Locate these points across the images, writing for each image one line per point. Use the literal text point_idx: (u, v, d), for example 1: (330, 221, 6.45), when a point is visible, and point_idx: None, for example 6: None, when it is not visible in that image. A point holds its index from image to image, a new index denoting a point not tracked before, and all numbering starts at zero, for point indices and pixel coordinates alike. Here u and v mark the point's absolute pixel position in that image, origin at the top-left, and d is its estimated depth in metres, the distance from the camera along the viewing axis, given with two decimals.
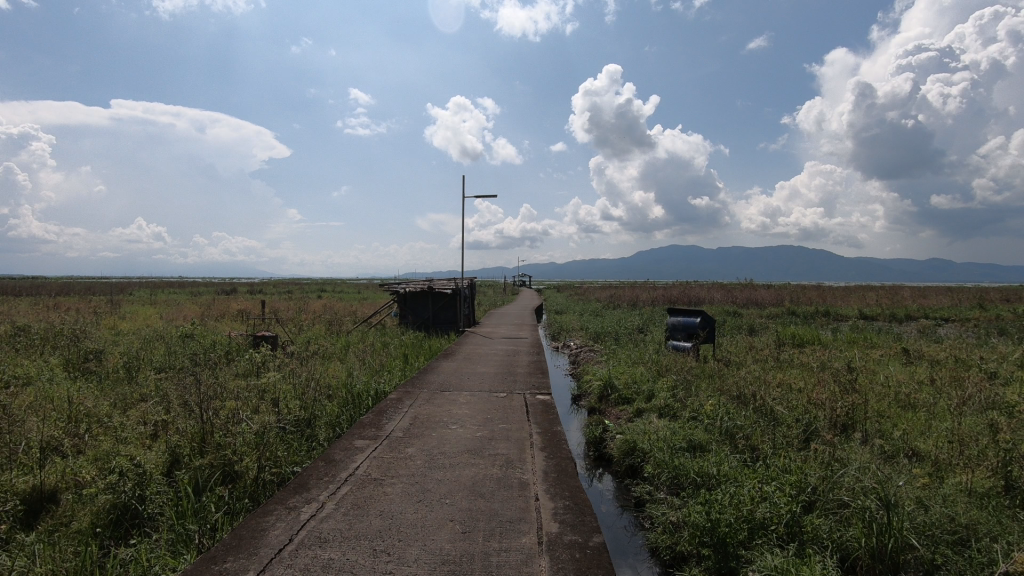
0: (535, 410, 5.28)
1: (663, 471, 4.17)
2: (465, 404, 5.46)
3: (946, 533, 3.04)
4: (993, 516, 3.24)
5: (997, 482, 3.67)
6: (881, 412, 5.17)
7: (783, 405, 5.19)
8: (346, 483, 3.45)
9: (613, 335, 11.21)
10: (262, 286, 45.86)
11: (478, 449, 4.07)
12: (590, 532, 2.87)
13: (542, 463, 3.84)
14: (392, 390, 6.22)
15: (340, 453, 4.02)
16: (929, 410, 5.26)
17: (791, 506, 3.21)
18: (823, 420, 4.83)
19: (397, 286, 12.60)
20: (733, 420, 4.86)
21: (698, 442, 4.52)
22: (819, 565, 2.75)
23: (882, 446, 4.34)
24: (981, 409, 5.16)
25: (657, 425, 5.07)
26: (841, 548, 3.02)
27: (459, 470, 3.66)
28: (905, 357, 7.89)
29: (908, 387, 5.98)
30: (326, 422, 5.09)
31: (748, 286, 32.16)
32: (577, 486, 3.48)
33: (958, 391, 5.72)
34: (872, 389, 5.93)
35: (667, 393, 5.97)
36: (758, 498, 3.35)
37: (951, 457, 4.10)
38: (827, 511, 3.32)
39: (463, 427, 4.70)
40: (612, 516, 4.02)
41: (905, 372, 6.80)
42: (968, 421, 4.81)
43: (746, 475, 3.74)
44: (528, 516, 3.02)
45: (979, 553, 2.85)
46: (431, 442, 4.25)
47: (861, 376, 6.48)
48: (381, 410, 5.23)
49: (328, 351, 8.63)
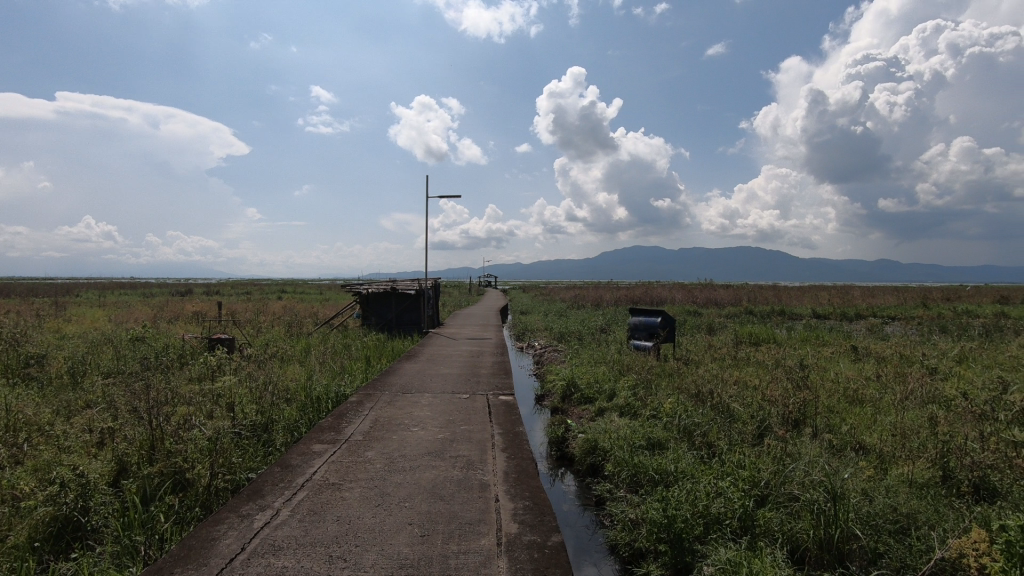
0: (497, 411, 5.28)
1: (623, 470, 4.22)
2: (427, 406, 5.43)
3: (888, 523, 3.19)
4: (931, 504, 3.42)
5: (936, 473, 3.86)
6: (830, 408, 5.37)
7: (738, 403, 5.33)
8: (302, 488, 3.37)
9: (576, 335, 11.29)
10: (221, 287, 45.70)
11: (439, 451, 4.05)
12: (548, 532, 2.89)
13: (503, 464, 3.85)
14: (352, 392, 6.11)
15: (297, 458, 3.93)
16: (875, 404, 5.50)
17: (744, 501, 3.31)
18: (776, 416, 4.98)
19: (360, 287, 12.42)
20: (691, 418, 4.96)
21: (657, 440, 4.59)
22: (769, 557, 2.84)
23: (831, 440, 4.51)
24: (922, 403, 5.42)
25: (618, 424, 5.14)
26: (791, 540, 3.12)
27: (419, 473, 3.63)
28: (854, 354, 8.23)
29: (855, 384, 6.21)
30: (284, 426, 4.97)
31: (708, 286, 33.27)
32: (537, 485, 3.51)
33: (901, 386, 6.00)
34: (823, 385, 6.15)
35: (628, 392, 6.07)
36: (713, 493, 3.45)
37: (894, 450, 4.28)
38: (779, 504, 3.43)
39: (424, 429, 4.66)
40: (574, 515, 4.04)
41: (854, 369, 7.08)
42: (910, 415, 5.04)
43: (702, 471, 3.84)
44: (487, 517, 3.02)
45: (918, 542, 3.00)
46: (391, 445, 4.20)
47: (812, 374, 6.70)
48: (341, 413, 5.15)
49: (287, 354, 8.44)
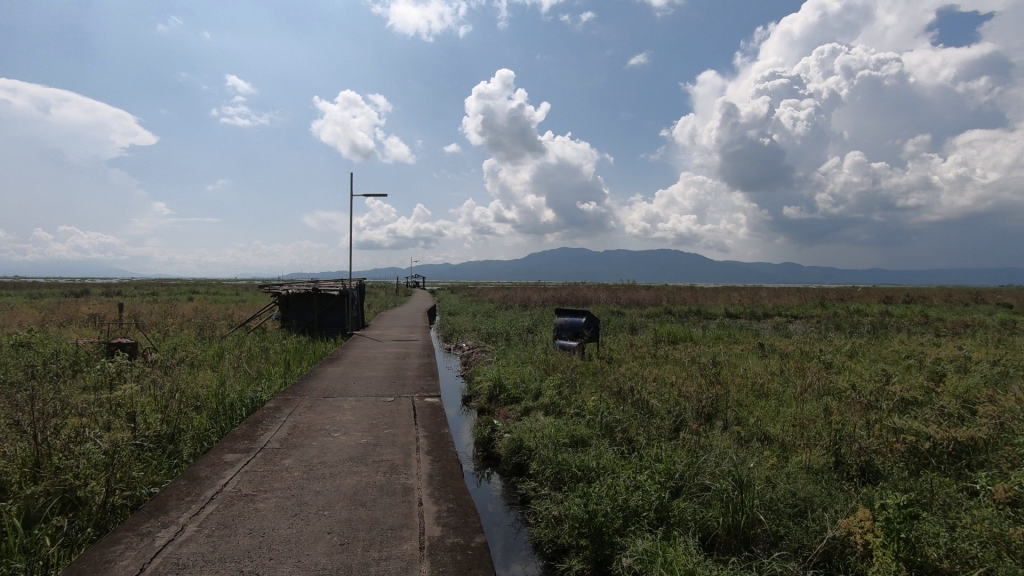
0: (423, 414, 5.22)
1: (547, 467, 4.29)
2: (349, 410, 5.27)
3: (788, 507, 3.44)
4: (825, 488, 3.73)
5: (829, 459, 4.20)
6: (740, 401, 5.72)
7: (657, 399, 5.57)
8: (210, 502, 3.18)
9: (503, 336, 11.36)
10: (124, 287, 42.55)
11: (361, 457, 3.95)
12: (472, 533, 2.90)
13: (427, 467, 3.81)
14: (269, 398, 5.83)
15: (207, 469, 3.70)
16: (778, 397, 5.93)
17: (661, 493, 3.46)
18: (690, 411, 5.25)
19: (278, 287, 11.88)
20: (612, 414, 5.13)
21: (580, 437, 4.71)
22: (682, 545, 2.98)
23: (740, 432, 4.81)
24: (819, 395, 5.90)
25: (543, 423, 5.22)
26: (703, 528, 3.29)
27: (340, 479, 3.52)
28: (761, 350, 8.83)
29: (761, 378, 6.66)
30: (192, 436, 4.66)
31: (629, 287, 34.86)
32: (461, 488, 3.50)
33: (801, 379, 6.50)
34: (733, 381, 6.54)
35: (553, 391, 6.19)
36: (632, 487, 3.58)
37: (794, 439, 4.62)
38: (692, 494, 3.61)
39: (346, 434, 4.53)
40: (499, 515, 4.06)
41: (760, 364, 7.59)
42: (808, 406, 5.48)
43: (622, 466, 3.98)
44: (410, 521, 2.98)
45: (813, 523, 3.27)
46: (311, 452, 4.05)
47: (724, 370, 7.13)
48: (257, 419, 4.89)
49: (198, 358, 7.94)
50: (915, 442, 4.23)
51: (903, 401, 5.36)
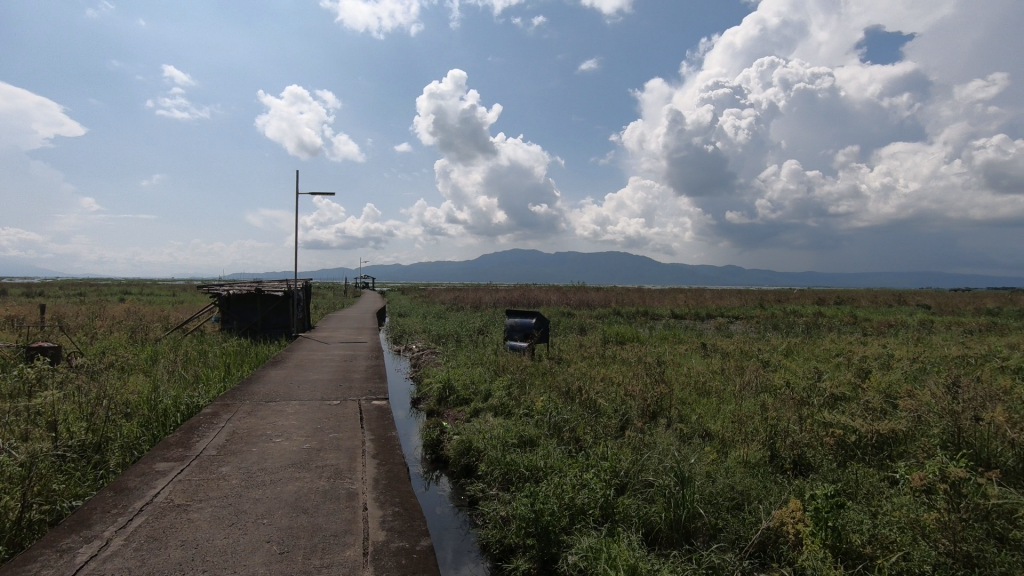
0: (370, 417, 5.12)
1: (496, 468, 4.30)
2: (293, 415, 5.11)
3: (727, 500, 3.58)
4: (761, 481, 3.89)
5: (766, 453, 4.39)
6: (683, 399, 5.90)
7: (604, 398, 5.67)
8: (139, 513, 3.01)
9: (454, 337, 11.30)
10: (49, 286, 40.17)
11: (304, 462, 3.84)
12: (417, 536, 2.88)
13: (373, 471, 3.74)
14: (207, 403, 5.58)
15: (136, 479, 3.51)
16: (719, 394, 6.15)
17: (606, 490, 3.52)
18: (636, 409, 5.38)
19: (218, 288, 11.38)
20: (560, 414, 5.18)
21: (528, 437, 4.74)
22: (626, 541, 3.05)
23: (682, 429, 4.97)
24: (756, 391, 6.16)
25: (492, 424, 5.23)
26: (646, 523, 3.37)
27: (281, 486, 3.41)
28: (703, 350, 9.13)
29: (703, 377, 6.89)
30: (121, 444, 4.40)
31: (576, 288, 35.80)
32: (407, 491, 3.46)
33: (740, 377, 6.77)
34: (677, 379, 6.75)
35: (503, 391, 6.21)
36: (578, 485, 3.63)
37: (733, 435, 4.80)
38: (636, 491, 3.69)
39: (289, 439, 4.39)
40: (447, 517, 4.04)
41: (702, 363, 7.86)
42: (746, 403, 5.71)
43: (569, 464, 4.04)
44: (354, 527, 2.92)
45: (749, 515, 3.41)
46: (250, 458, 3.91)
47: (668, 369, 7.33)
48: (192, 426, 4.67)
49: (129, 363, 7.50)
50: (843, 435, 4.48)
51: (833, 397, 5.67)
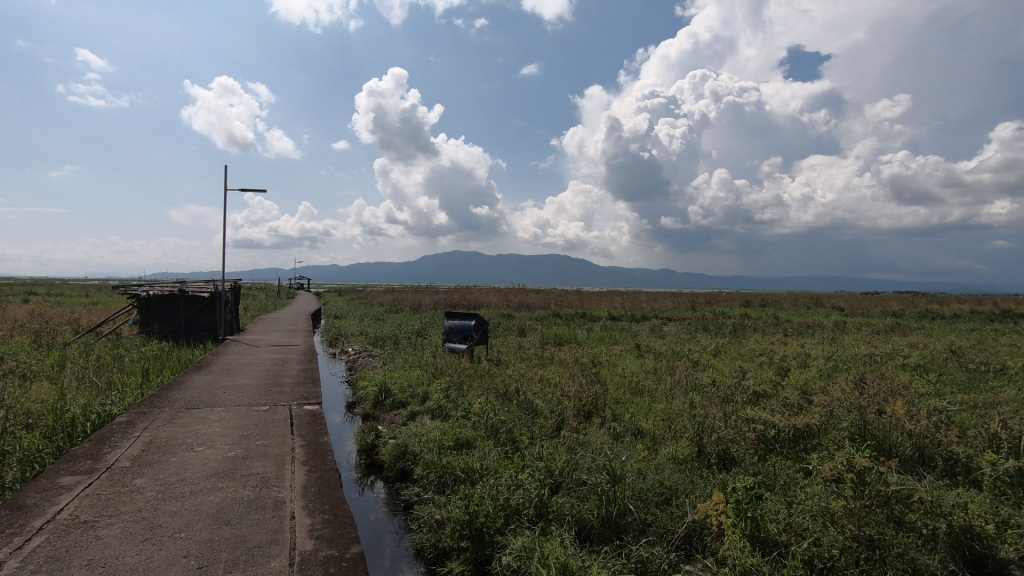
0: (300, 423, 4.94)
1: (431, 472, 4.26)
2: (217, 422, 4.86)
3: (656, 495, 3.71)
4: (688, 476, 4.05)
5: (694, 449, 4.57)
6: (617, 399, 6.06)
7: (540, 399, 5.73)
8: (39, 532, 2.77)
9: (391, 340, 11.10)
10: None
11: (228, 471, 3.66)
12: (347, 544, 2.82)
13: (302, 478, 3.62)
14: (121, 411, 5.21)
15: (36, 495, 3.23)
16: (652, 393, 6.35)
17: (540, 490, 3.56)
18: (571, 410, 5.48)
19: (137, 288, 10.70)
20: (498, 416, 5.18)
21: (465, 440, 4.73)
22: (558, 539, 3.10)
23: (615, 428, 5.10)
24: (685, 390, 6.41)
25: (428, 427, 5.17)
26: (579, 521, 3.42)
27: (201, 498, 3.23)
28: (637, 350, 9.41)
29: (637, 377, 7.10)
30: (20, 458, 4.03)
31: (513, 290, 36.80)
32: (338, 498, 3.37)
33: (671, 377, 7.03)
34: (612, 379, 6.92)
35: (440, 394, 6.16)
36: (514, 486, 3.66)
37: (663, 432, 4.97)
38: (569, 490, 3.75)
39: (212, 448, 4.17)
40: (381, 523, 3.96)
41: (636, 363, 8.11)
42: (677, 401, 5.92)
43: (505, 465, 4.07)
44: (280, 537, 2.81)
45: (676, 509, 3.55)
46: (168, 469, 3.68)
47: (603, 369, 7.51)
48: (103, 436, 4.36)
49: (32, 369, 6.91)
50: (764, 431, 4.74)
51: (755, 394, 5.98)
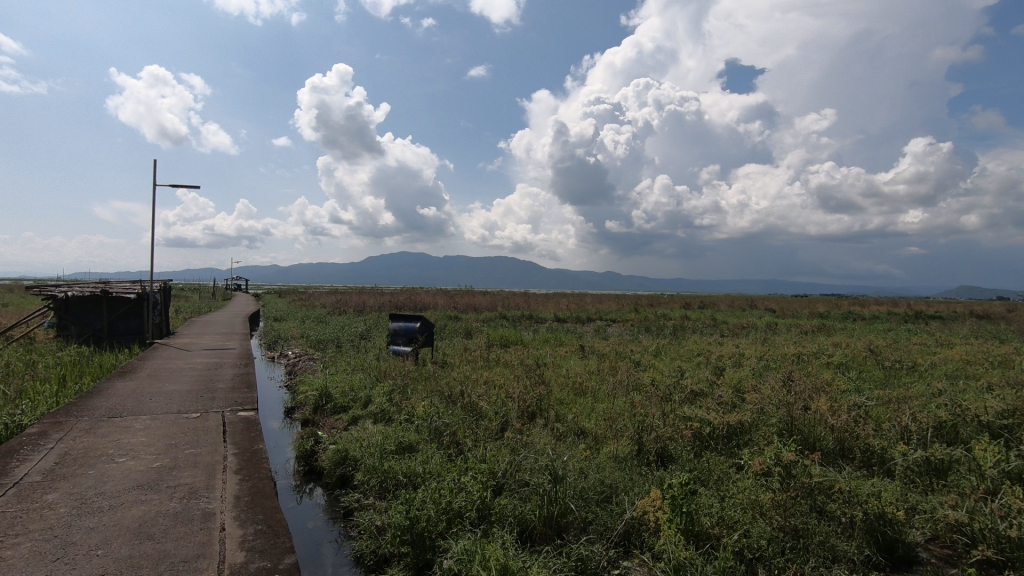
0: (234, 430, 4.74)
1: (372, 477, 4.17)
2: (141, 431, 4.58)
3: (597, 494, 3.77)
4: (627, 474, 4.15)
5: (634, 448, 4.68)
6: (560, 399, 6.14)
7: (485, 401, 5.74)
8: None
9: (333, 342, 10.83)
10: None
11: (152, 483, 3.46)
12: (280, 554, 2.73)
13: (233, 488, 3.47)
14: (32, 422, 4.83)
15: None
16: (594, 393, 6.48)
17: (483, 492, 3.55)
18: (515, 411, 5.51)
19: (54, 289, 9.98)
20: (441, 418, 5.14)
21: (407, 444, 4.66)
22: (499, 540, 3.10)
23: (559, 428, 5.16)
24: (627, 390, 6.57)
25: (370, 431, 5.07)
26: (521, 522, 3.44)
27: (121, 512, 3.04)
28: (581, 351, 9.58)
29: (581, 377, 7.22)
30: None
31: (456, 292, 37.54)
32: (272, 507, 3.25)
33: (613, 377, 7.19)
34: (556, 380, 7.01)
35: (383, 397, 6.05)
36: (456, 489, 3.64)
37: (605, 432, 5.06)
38: (512, 491, 3.77)
39: (135, 458, 3.93)
40: (319, 531, 3.84)
41: (580, 364, 8.25)
42: (619, 400, 6.07)
43: (448, 468, 4.04)
44: (208, 550, 2.68)
45: (616, 507, 3.62)
46: (84, 483, 3.44)
47: (548, 371, 7.60)
48: (11, 449, 4.03)
49: None
50: (700, 428, 4.92)
51: (692, 392, 6.19)
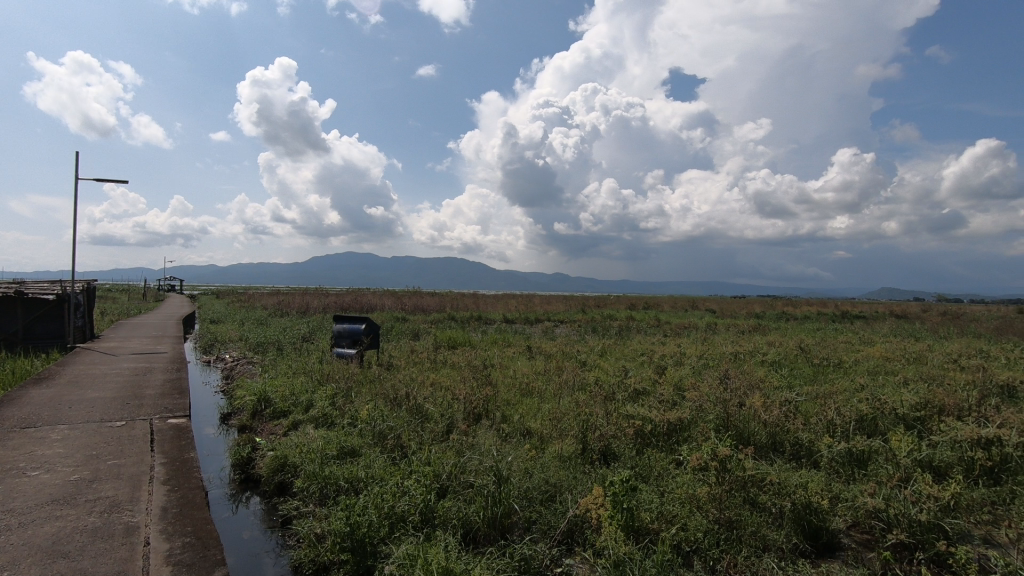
0: (163, 438, 4.49)
1: (312, 483, 4.05)
2: (59, 442, 4.28)
3: (541, 493, 3.81)
4: (572, 473, 4.21)
5: (579, 446, 4.75)
6: (507, 400, 6.17)
7: (430, 403, 5.69)
8: None
9: (274, 345, 10.47)
10: None
11: (69, 497, 3.24)
12: (210, 568, 2.61)
13: (160, 499, 3.29)
14: None
15: None
16: (541, 394, 6.54)
17: (426, 495, 3.52)
18: (461, 413, 5.49)
19: None
20: (386, 422, 5.06)
21: (350, 448, 4.56)
22: (442, 543, 3.08)
23: (505, 429, 5.18)
24: (572, 389, 6.67)
25: (311, 437, 4.92)
26: (465, 524, 3.43)
27: (32, 529, 2.82)
28: (528, 351, 9.66)
29: (527, 378, 7.27)
30: None
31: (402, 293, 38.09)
32: (203, 518, 3.11)
33: (559, 377, 7.29)
34: (503, 381, 7.03)
35: (325, 401, 5.89)
36: (399, 493, 3.59)
37: (550, 432, 5.11)
38: (456, 493, 3.75)
39: (51, 471, 3.66)
40: (255, 541, 3.70)
41: (527, 365, 8.31)
42: (564, 400, 6.15)
43: (391, 472, 3.98)
44: (130, 567, 2.54)
45: (559, 506, 3.66)
46: None
47: (495, 372, 7.62)
48: None
49: None
50: (642, 426, 5.05)
51: (635, 391, 6.32)
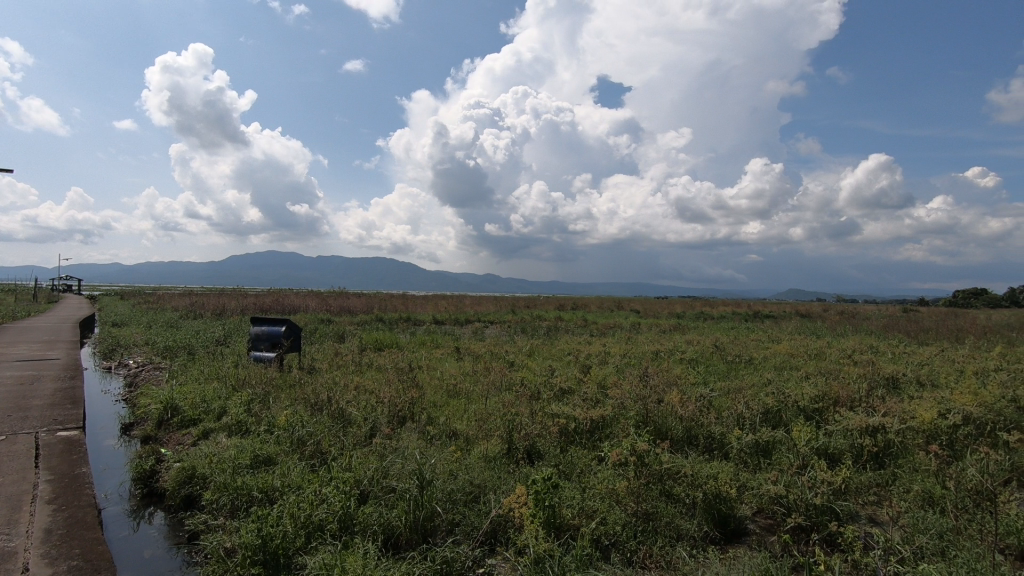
0: (50, 453, 4.10)
1: (222, 495, 3.82)
2: None
3: (464, 494, 3.80)
4: (497, 473, 4.22)
5: (504, 446, 4.78)
6: (433, 402, 6.10)
7: (353, 407, 5.53)
8: None
9: (185, 349, 9.84)
10: None
11: None
12: None
13: (44, 520, 3.00)
14: None
15: None
16: (468, 395, 6.52)
17: (346, 502, 3.42)
18: (385, 416, 5.38)
19: None
20: (305, 427, 4.87)
21: (265, 456, 4.36)
22: (360, 550, 3.01)
23: (431, 431, 5.13)
24: (499, 389, 6.70)
25: (223, 446, 4.66)
26: (386, 530, 3.36)
27: None
28: (457, 352, 9.63)
29: (454, 379, 7.23)
30: None
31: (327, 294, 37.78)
32: (93, 539, 2.86)
33: (486, 377, 7.30)
34: (429, 383, 6.96)
35: (240, 408, 5.59)
36: (317, 501, 3.47)
37: (476, 433, 5.11)
38: (378, 499, 3.67)
39: None
40: (157, 560, 3.45)
41: (455, 366, 8.28)
42: (491, 400, 6.16)
43: (310, 480, 3.84)
44: None
45: (483, 507, 3.67)
46: None
47: (421, 373, 7.53)
48: None
49: None
50: (567, 424, 5.16)
51: (560, 390, 6.44)
